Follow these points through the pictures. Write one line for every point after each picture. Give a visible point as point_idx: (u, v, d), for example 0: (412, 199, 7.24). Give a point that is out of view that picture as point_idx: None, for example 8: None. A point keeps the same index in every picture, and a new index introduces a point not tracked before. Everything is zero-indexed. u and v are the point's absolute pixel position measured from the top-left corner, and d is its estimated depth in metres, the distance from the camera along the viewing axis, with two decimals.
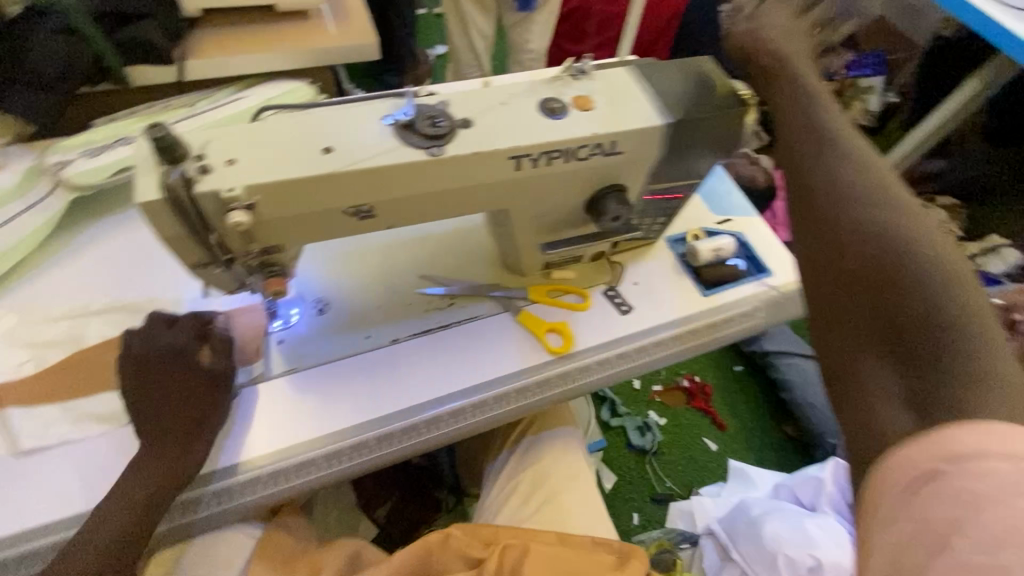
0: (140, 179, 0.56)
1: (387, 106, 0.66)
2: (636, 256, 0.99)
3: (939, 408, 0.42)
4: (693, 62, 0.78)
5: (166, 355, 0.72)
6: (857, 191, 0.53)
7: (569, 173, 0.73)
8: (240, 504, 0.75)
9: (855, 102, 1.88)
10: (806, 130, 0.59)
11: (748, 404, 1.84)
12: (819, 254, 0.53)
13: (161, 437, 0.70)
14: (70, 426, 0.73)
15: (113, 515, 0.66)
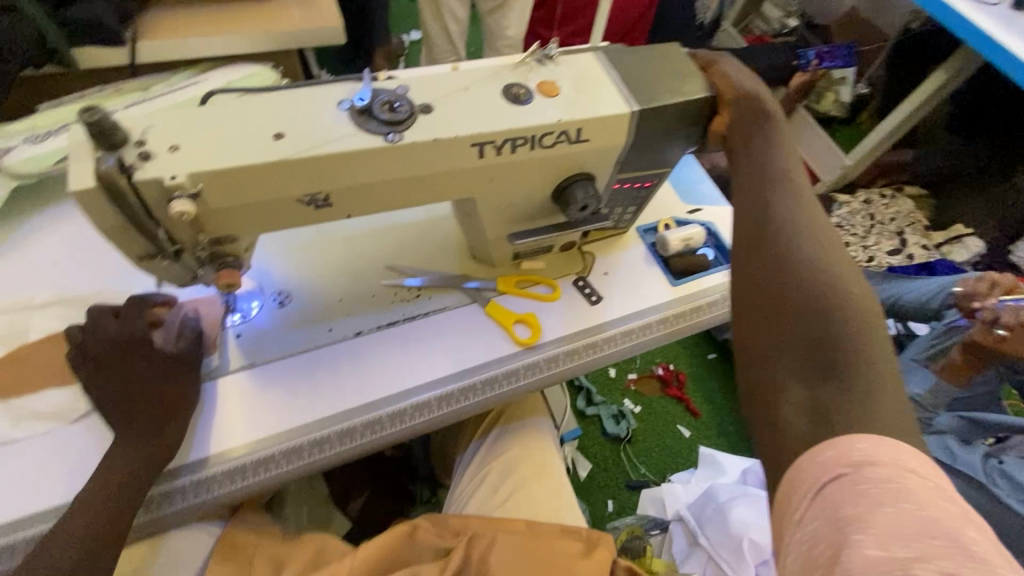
0: (73, 166, 0.52)
1: (345, 91, 0.64)
2: (605, 246, 0.99)
3: (845, 422, 0.45)
4: (662, 49, 0.77)
5: (124, 346, 0.69)
6: (790, 219, 0.57)
7: (535, 161, 0.71)
8: (195, 504, 0.72)
9: (829, 94, 1.94)
10: (754, 164, 0.64)
11: (721, 392, 1.87)
12: (751, 270, 0.56)
13: (130, 425, 0.68)
14: (13, 427, 0.69)
15: (84, 517, 0.62)
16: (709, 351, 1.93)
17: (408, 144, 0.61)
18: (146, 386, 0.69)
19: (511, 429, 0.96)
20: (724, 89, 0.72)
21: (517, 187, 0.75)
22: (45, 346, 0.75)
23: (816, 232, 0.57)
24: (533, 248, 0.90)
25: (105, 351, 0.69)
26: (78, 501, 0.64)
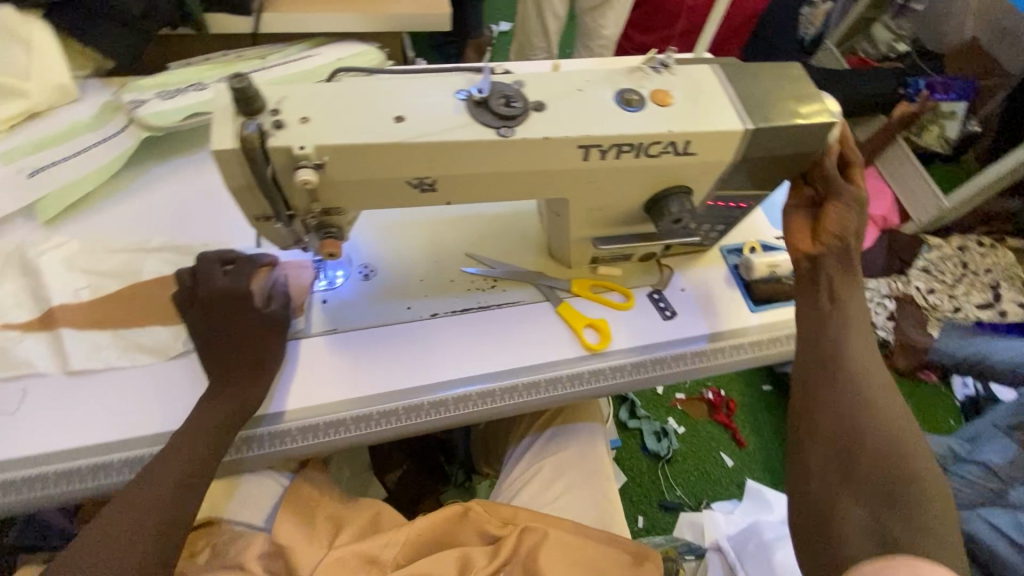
0: (216, 126, 0.56)
1: (463, 81, 0.65)
2: (686, 262, 0.97)
3: (899, 544, 0.57)
4: (781, 69, 0.74)
5: (225, 300, 0.73)
6: (847, 366, 0.70)
7: (636, 169, 0.70)
8: (268, 454, 0.76)
9: (931, 128, 1.76)
10: (819, 300, 0.76)
11: (772, 425, 1.80)
12: (814, 408, 0.70)
13: (223, 376, 0.73)
14: (121, 357, 0.75)
15: (172, 463, 0.66)
16: (764, 381, 1.86)
17: (520, 141, 0.62)
18: (239, 342, 0.74)
19: (566, 430, 0.97)
20: (831, 222, 0.75)
21: (614, 194, 0.74)
22: (155, 287, 0.81)
23: (877, 384, 0.70)
24: (613, 254, 0.89)
25: (208, 302, 0.73)
26: (168, 447, 0.67)
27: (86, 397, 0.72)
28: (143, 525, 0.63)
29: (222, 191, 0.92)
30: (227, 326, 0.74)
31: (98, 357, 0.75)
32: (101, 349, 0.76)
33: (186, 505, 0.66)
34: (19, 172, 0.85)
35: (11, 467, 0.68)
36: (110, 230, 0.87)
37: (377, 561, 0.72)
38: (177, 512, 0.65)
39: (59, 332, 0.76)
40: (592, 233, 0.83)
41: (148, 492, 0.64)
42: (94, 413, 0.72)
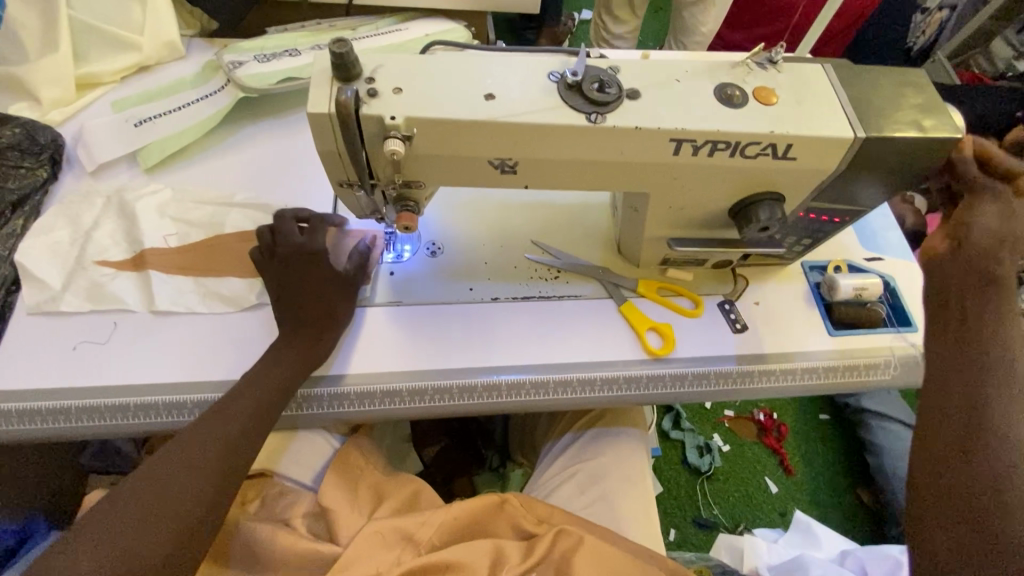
0: (314, 89, 0.57)
1: (557, 62, 0.63)
2: (763, 274, 0.92)
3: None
4: (904, 75, 0.68)
5: (301, 253, 0.77)
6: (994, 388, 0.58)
7: (728, 170, 0.66)
8: (321, 414, 0.78)
9: None
10: (964, 277, 0.62)
11: (824, 457, 1.69)
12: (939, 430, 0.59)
13: (294, 328, 0.76)
14: (200, 304, 0.80)
15: (238, 406, 0.69)
16: (823, 410, 1.75)
17: (610, 129, 0.60)
18: (312, 296, 0.77)
19: (609, 433, 0.93)
20: (970, 214, 0.63)
21: (699, 194, 0.70)
22: (235, 242, 0.84)
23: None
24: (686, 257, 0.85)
25: (286, 254, 0.77)
26: (234, 391, 0.71)
27: (166, 337, 0.77)
28: (206, 461, 0.65)
29: (304, 155, 0.94)
30: (301, 279, 0.77)
31: (180, 301, 0.79)
32: (183, 294, 0.80)
33: (246, 449, 0.68)
34: (126, 121, 0.91)
35: (97, 395, 0.73)
36: (201, 182, 0.90)
37: (413, 541, 0.72)
38: (237, 454, 0.67)
39: (147, 273, 0.80)
40: (669, 234, 0.79)
41: (213, 430, 0.67)
42: (172, 353, 0.76)
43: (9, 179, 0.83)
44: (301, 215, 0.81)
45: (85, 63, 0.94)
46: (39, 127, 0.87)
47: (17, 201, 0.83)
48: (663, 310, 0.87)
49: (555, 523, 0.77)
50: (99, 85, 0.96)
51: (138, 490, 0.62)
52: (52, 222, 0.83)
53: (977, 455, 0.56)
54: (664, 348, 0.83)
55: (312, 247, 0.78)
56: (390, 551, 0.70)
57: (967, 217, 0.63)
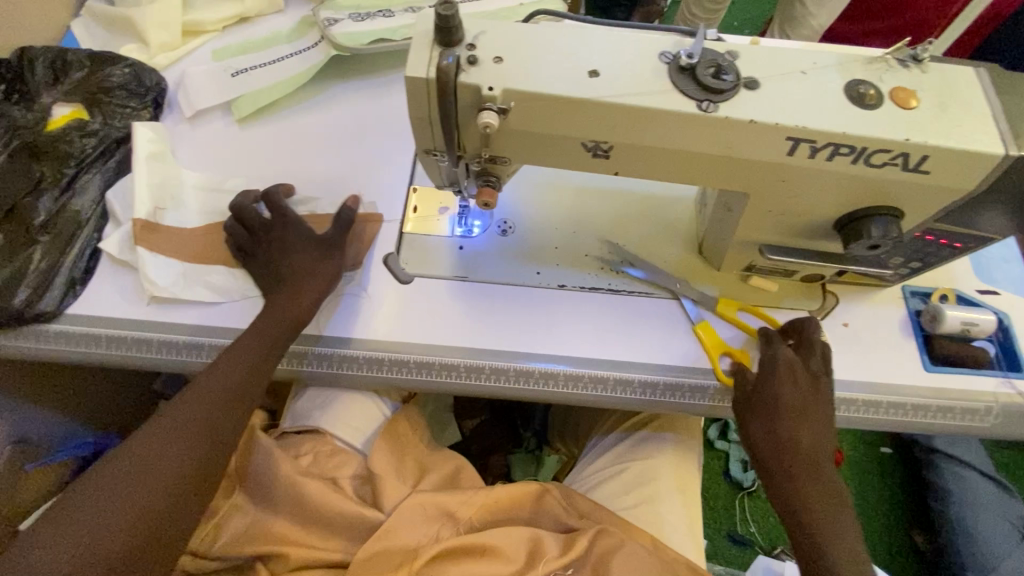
0: (413, 52, 0.55)
1: (669, 42, 0.58)
2: (856, 294, 0.85)
3: None
4: None
5: (274, 226, 0.78)
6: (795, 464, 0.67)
7: (845, 178, 0.60)
8: (376, 377, 0.78)
9: None
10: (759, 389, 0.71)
11: (880, 491, 1.58)
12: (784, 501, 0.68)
13: (273, 292, 0.75)
14: (192, 293, 0.78)
15: (217, 386, 0.67)
16: (885, 442, 1.63)
17: (721, 120, 0.55)
18: (291, 263, 0.76)
19: (655, 438, 0.88)
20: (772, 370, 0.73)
21: (806, 201, 0.64)
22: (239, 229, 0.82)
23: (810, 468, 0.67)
24: (773, 267, 0.80)
25: (261, 232, 0.79)
26: (210, 372, 0.68)
27: (164, 319, 0.77)
28: (184, 446, 0.63)
29: (386, 120, 0.94)
30: (279, 246, 0.77)
31: (201, 276, 0.79)
32: (187, 278, 0.79)
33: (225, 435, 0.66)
34: (224, 71, 0.94)
35: (175, 331, 0.76)
36: (284, 137, 0.91)
37: (453, 518, 0.73)
38: (222, 433, 0.66)
39: (139, 253, 0.78)
40: (762, 240, 0.73)
41: (198, 398, 0.66)
42: (172, 331, 0.76)
43: (115, 118, 0.86)
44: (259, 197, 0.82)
45: (191, 10, 0.97)
46: (145, 69, 0.90)
47: (120, 139, 0.86)
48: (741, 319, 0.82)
49: (592, 518, 0.76)
50: (201, 32, 0.99)
51: (112, 473, 0.60)
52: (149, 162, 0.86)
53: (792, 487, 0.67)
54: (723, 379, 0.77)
55: (286, 220, 0.78)
56: (431, 526, 0.72)
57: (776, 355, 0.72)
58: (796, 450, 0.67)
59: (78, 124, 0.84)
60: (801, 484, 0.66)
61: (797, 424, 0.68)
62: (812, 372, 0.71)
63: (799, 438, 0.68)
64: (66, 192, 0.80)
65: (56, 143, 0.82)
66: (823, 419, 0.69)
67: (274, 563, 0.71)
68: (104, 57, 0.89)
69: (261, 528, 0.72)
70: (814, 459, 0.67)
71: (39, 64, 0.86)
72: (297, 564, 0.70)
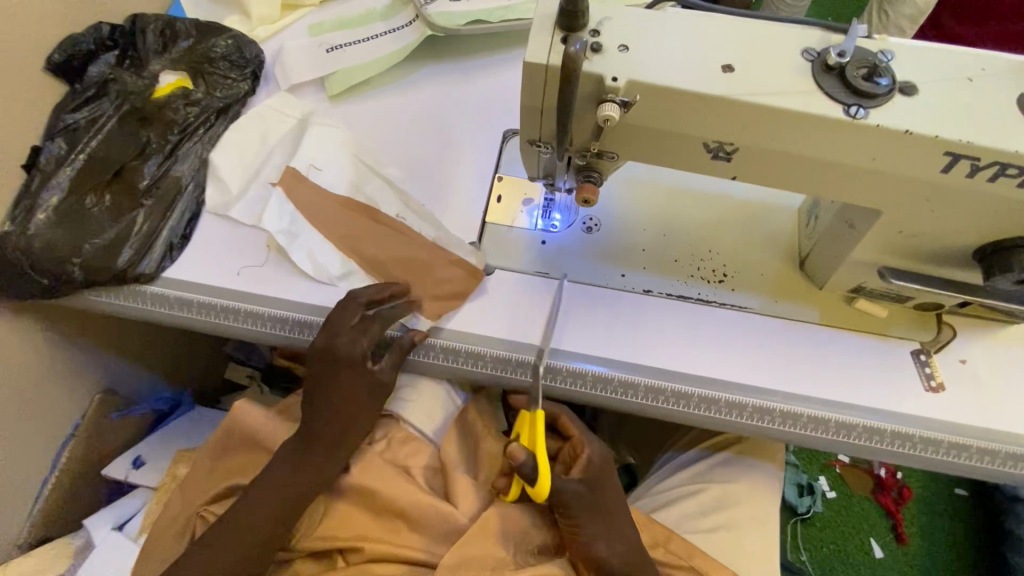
0: (534, 37, 0.52)
1: (814, 38, 0.52)
2: (978, 328, 0.77)
3: None
4: None
5: (337, 361, 0.70)
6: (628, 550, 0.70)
7: (1004, 202, 0.53)
8: (450, 369, 0.76)
9: None
10: (593, 490, 0.69)
11: (950, 537, 1.48)
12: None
13: (314, 417, 0.71)
14: (298, 254, 0.79)
15: (327, 399, 0.70)
16: (961, 483, 1.52)
17: (871, 127, 0.49)
18: (334, 418, 0.71)
19: (736, 463, 0.84)
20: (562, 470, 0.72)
21: (952, 225, 0.57)
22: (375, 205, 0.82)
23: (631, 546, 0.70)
24: (885, 290, 0.73)
25: (316, 351, 0.71)
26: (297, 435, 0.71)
27: (250, 286, 0.78)
28: (298, 458, 0.70)
29: (475, 105, 0.91)
30: (328, 385, 0.70)
31: (316, 253, 0.79)
32: (295, 237, 0.79)
33: (335, 451, 0.71)
34: (319, 47, 0.94)
35: (261, 303, 0.77)
36: (372, 116, 0.90)
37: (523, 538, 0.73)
38: (328, 445, 0.71)
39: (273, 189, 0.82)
40: (882, 261, 0.66)
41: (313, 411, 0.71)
42: (254, 298, 0.78)
43: (217, 88, 0.88)
44: (375, 298, 0.73)
45: None
46: (246, 41, 0.92)
47: (220, 109, 0.87)
48: (842, 343, 0.76)
49: (672, 551, 0.74)
50: (299, 7, 0.99)
51: (255, 491, 0.69)
52: (285, 150, 0.86)
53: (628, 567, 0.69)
54: (539, 482, 0.62)
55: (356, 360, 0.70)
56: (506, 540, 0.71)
57: (575, 455, 0.71)
58: (597, 561, 0.68)
59: (183, 92, 0.86)
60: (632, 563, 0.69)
61: (599, 531, 0.69)
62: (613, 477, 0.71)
63: (600, 547, 0.68)
64: (169, 159, 0.83)
65: (162, 109, 0.84)
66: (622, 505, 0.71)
67: (350, 554, 0.72)
68: (209, 28, 0.90)
69: (338, 524, 0.73)
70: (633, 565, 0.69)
71: (149, 31, 0.88)
72: (373, 556, 0.70)
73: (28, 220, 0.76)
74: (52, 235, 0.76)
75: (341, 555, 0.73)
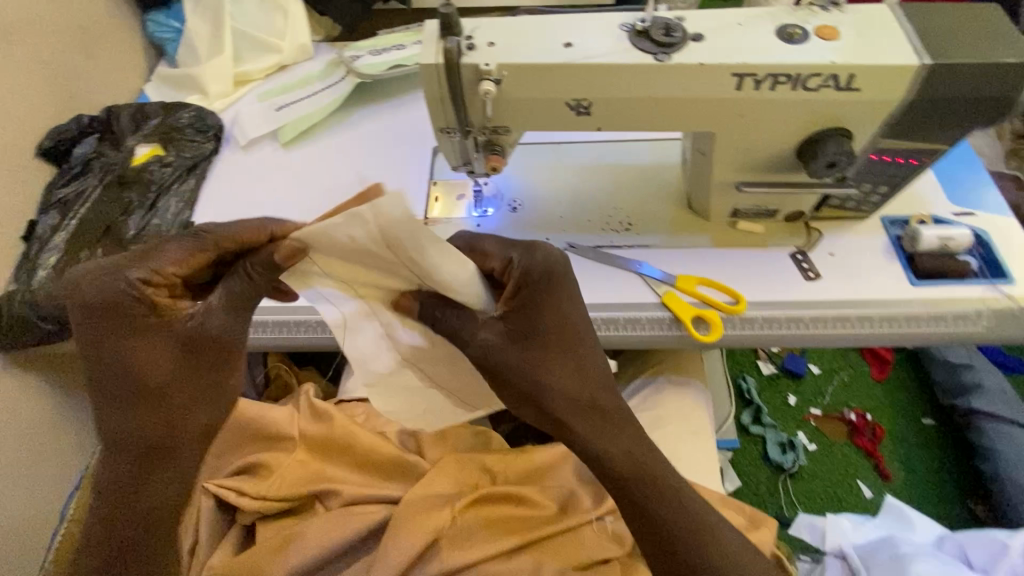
0: (425, 46, 0.70)
1: (627, 17, 0.72)
2: (842, 228, 0.92)
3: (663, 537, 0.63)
4: (966, 20, 0.71)
5: (135, 303, 0.56)
6: (581, 390, 0.60)
7: (793, 103, 0.71)
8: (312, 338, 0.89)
9: None
10: (540, 327, 0.59)
11: (930, 462, 1.57)
12: (576, 415, 0.60)
13: (154, 386, 0.59)
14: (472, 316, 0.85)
15: (162, 400, 0.59)
16: (926, 413, 1.63)
17: (674, 66, 0.67)
18: (161, 378, 0.58)
19: (669, 387, 0.95)
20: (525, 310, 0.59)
21: (764, 133, 0.75)
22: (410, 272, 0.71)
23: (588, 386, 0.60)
24: (755, 208, 0.89)
25: (118, 297, 0.56)
26: (131, 414, 0.59)
27: None
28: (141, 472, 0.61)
29: (407, 131, 1.09)
30: (130, 330, 0.57)
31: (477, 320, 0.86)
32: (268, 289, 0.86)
33: (184, 454, 0.62)
34: (269, 108, 1.12)
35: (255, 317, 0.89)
36: (320, 153, 1.07)
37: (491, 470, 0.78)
38: (179, 453, 0.61)
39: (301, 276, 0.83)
40: (737, 179, 0.83)
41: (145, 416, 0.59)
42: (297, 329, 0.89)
43: (185, 150, 1.04)
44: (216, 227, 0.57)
45: (241, 64, 1.17)
46: (207, 112, 1.09)
47: (190, 166, 1.03)
48: (733, 259, 0.90)
49: None
50: (248, 81, 1.18)
51: (104, 518, 0.62)
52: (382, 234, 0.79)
53: (593, 401, 0.60)
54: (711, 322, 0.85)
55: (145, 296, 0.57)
56: (471, 476, 0.76)
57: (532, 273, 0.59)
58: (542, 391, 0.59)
59: (157, 158, 1.02)
60: (584, 399, 0.59)
61: (551, 361, 0.59)
62: (594, 346, 0.61)
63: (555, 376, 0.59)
64: (149, 212, 0.97)
65: (140, 173, 0.99)
66: (583, 349, 0.60)
67: (328, 500, 0.76)
68: (174, 106, 1.08)
69: (307, 476, 0.77)
70: (564, 397, 0.59)
71: (124, 116, 1.05)
72: (353, 498, 0.76)
73: (31, 278, 0.89)
74: (53, 285, 0.88)
75: (322, 502, 0.77)
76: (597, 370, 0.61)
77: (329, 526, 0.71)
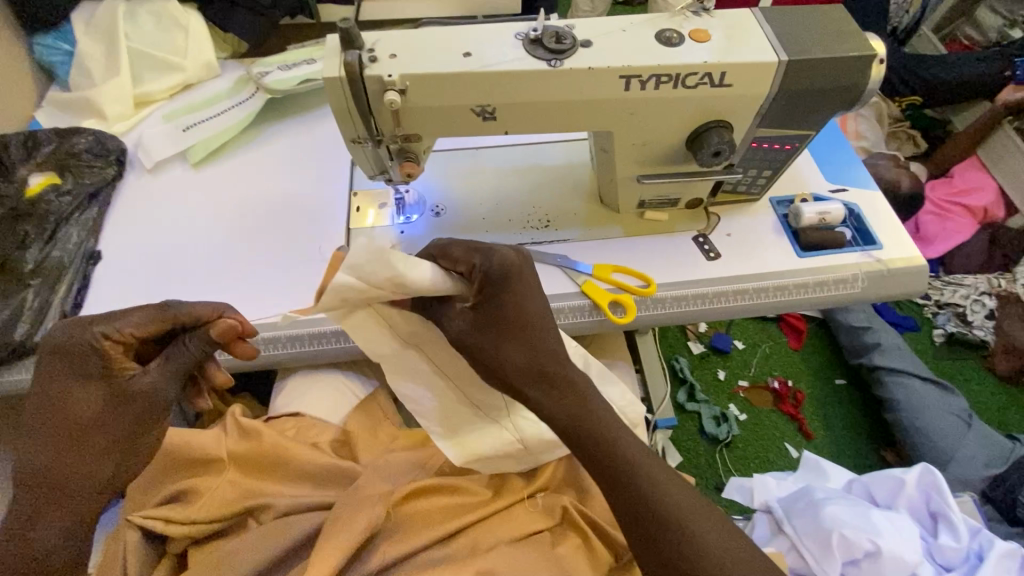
0: (328, 60, 0.72)
1: (521, 26, 0.76)
2: (737, 211, 1.01)
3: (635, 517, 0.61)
4: (816, 21, 0.81)
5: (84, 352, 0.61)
6: (538, 364, 0.64)
7: (676, 100, 0.78)
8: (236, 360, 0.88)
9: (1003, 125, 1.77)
10: (496, 311, 0.64)
11: (844, 418, 1.73)
12: (535, 389, 0.64)
13: (81, 436, 0.61)
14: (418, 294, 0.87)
15: (95, 449, 0.62)
16: (838, 374, 1.79)
17: (566, 70, 0.73)
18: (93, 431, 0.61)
19: None
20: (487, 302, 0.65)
21: (654, 128, 0.82)
22: None
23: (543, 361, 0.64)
24: (658, 198, 0.96)
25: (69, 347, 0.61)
26: (50, 458, 0.60)
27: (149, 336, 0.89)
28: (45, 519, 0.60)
29: (323, 143, 1.09)
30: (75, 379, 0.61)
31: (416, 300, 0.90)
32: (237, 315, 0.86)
33: (96, 501, 0.62)
34: (174, 128, 1.08)
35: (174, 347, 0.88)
36: (233, 170, 1.05)
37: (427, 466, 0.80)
38: (93, 500, 0.62)
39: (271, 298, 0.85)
40: (638, 171, 0.90)
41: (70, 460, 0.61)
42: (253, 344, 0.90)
43: (84, 176, 0.99)
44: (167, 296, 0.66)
45: (141, 84, 1.13)
46: (107, 136, 1.04)
47: (91, 193, 0.98)
48: (642, 246, 0.97)
49: None
50: (150, 102, 1.14)
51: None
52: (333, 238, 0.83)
53: (546, 372, 0.64)
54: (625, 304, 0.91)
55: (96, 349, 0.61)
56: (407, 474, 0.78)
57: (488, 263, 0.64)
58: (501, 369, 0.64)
59: (53, 187, 0.96)
60: (542, 372, 0.64)
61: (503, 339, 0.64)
62: (549, 328, 0.66)
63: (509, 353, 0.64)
64: (49, 244, 0.92)
65: (35, 204, 0.94)
66: (537, 328, 0.65)
67: (262, 515, 0.75)
68: (70, 131, 1.02)
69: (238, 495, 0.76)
70: (522, 370, 0.64)
71: (13, 145, 0.98)
72: (288, 510, 0.76)
73: None
74: None
75: (255, 518, 0.76)
76: (552, 347, 0.65)
77: (262, 540, 0.71)
